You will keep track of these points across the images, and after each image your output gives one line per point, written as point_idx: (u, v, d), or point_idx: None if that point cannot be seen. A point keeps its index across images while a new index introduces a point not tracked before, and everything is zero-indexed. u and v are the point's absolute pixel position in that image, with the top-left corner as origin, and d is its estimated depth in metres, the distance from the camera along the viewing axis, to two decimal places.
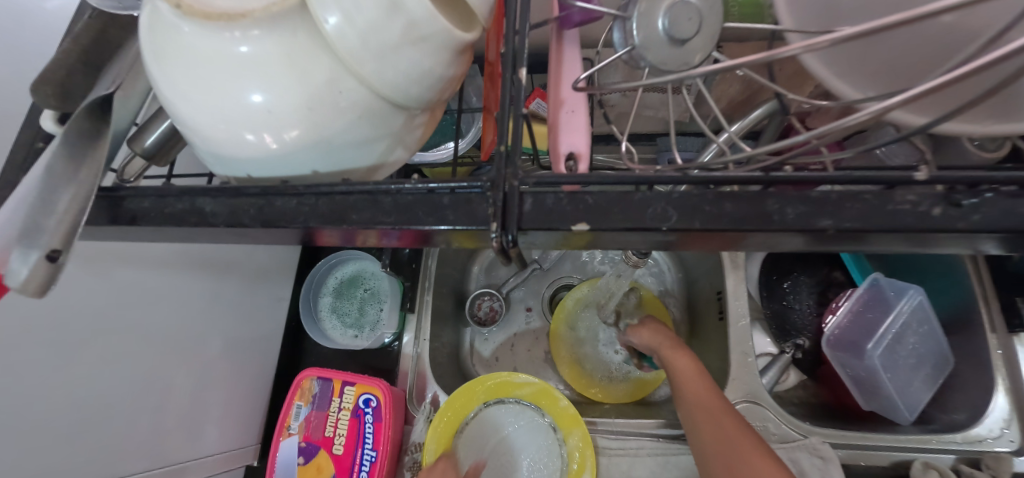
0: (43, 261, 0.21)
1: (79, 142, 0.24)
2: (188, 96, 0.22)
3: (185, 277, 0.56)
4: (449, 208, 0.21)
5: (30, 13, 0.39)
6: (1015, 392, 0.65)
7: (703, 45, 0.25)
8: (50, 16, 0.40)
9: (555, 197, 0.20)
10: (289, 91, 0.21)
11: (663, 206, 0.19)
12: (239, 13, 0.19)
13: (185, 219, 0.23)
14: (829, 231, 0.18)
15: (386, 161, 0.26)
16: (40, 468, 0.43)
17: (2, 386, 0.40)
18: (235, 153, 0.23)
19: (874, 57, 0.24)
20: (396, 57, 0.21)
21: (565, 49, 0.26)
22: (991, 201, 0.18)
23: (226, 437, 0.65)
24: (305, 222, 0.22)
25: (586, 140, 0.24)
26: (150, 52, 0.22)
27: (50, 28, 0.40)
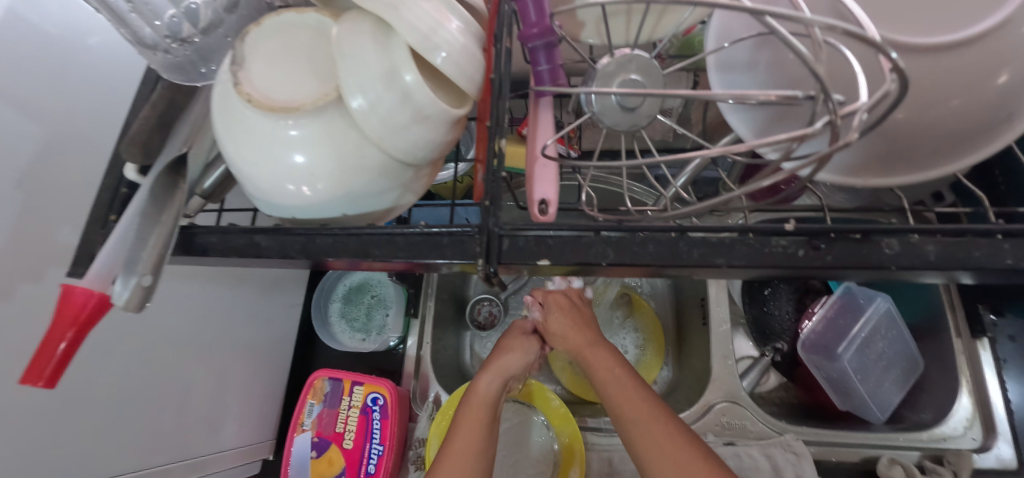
0: (138, 284, 0.29)
1: (161, 192, 0.32)
2: (249, 160, 0.29)
3: (212, 287, 0.63)
4: (447, 246, 0.27)
5: (75, 51, 0.45)
6: (977, 394, 0.71)
7: (649, 111, 0.31)
8: (91, 52, 0.47)
9: (526, 239, 0.26)
10: (326, 158, 0.28)
11: (603, 247, 0.25)
12: (294, 107, 0.27)
13: (246, 252, 0.31)
14: (723, 266, 0.25)
15: (399, 204, 0.33)
16: (92, 455, 0.50)
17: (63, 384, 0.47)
18: (280, 201, 0.30)
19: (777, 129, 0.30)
20: (407, 132, 0.27)
21: (541, 114, 0.33)
22: (842, 245, 0.24)
23: (243, 432, 0.72)
24: (341, 256, 0.29)
25: (555, 189, 0.31)
26: (221, 127, 0.29)
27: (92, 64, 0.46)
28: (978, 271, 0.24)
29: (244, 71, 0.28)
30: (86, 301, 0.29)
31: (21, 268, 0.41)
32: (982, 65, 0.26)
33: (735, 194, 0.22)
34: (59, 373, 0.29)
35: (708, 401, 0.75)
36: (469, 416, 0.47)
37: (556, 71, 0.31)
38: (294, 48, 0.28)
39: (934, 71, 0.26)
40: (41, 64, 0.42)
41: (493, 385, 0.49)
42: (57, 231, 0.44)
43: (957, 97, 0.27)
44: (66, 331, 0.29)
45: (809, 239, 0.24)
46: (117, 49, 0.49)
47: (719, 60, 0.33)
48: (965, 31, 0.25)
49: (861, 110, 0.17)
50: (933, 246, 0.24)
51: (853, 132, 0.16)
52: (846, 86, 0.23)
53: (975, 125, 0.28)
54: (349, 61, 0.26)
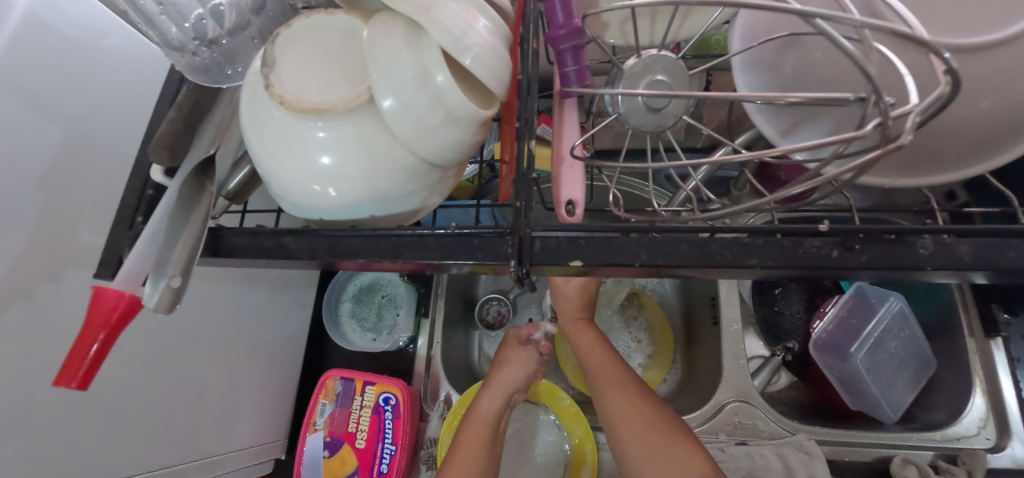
0: (169, 285, 0.30)
1: (190, 194, 0.32)
2: (282, 162, 0.29)
3: (226, 287, 0.63)
4: (478, 247, 0.27)
5: (93, 53, 0.45)
6: (991, 393, 0.70)
7: (676, 111, 0.31)
8: (108, 53, 0.47)
9: (557, 240, 0.26)
10: (358, 160, 0.28)
11: (635, 248, 0.25)
12: (326, 109, 0.27)
13: (273, 253, 0.31)
14: (756, 267, 0.25)
15: (425, 205, 0.33)
16: (111, 454, 0.50)
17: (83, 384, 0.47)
18: (309, 202, 0.30)
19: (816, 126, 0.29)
20: (437, 133, 0.27)
21: (566, 114, 0.32)
22: (877, 245, 0.24)
23: (257, 431, 0.72)
24: (370, 257, 0.29)
25: (581, 190, 0.31)
26: (251, 129, 0.29)
27: (109, 64, 0.46)
28: (1012, 272, 0.23)
29: (275, 72, 0.27)
30: (117, 301, 0.29)
31: (41, 269, 0.41)
32: (1017, 65, 0.25)
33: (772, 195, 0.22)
34: (93, 373, 0.29)
35: (719, 400, 0.75)
36: (472, 432, 0.53)
37: (583, 72, 0.31)
38: (324, 48, 0.28)
39: (969, 71, 0.26)
40: (62, 68, 0.43)
41: (492, 401, 0.55)
42: (75, 232, 0.44)
43: (988, 97, 0.26)
44: (98, 332, 0.29)
45: (843, 240, 0.24)
46: (134, 48, 0.50)
47: (744, 60, 0.33)
48: (995, 33, 0.24)
49: (912, 111, 0.17)
50: (967, 247, 0.24)
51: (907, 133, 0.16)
52: (898, 90, 0.23)
53: (1006, 125, 0.28)
54: (381, 63, 0.26)
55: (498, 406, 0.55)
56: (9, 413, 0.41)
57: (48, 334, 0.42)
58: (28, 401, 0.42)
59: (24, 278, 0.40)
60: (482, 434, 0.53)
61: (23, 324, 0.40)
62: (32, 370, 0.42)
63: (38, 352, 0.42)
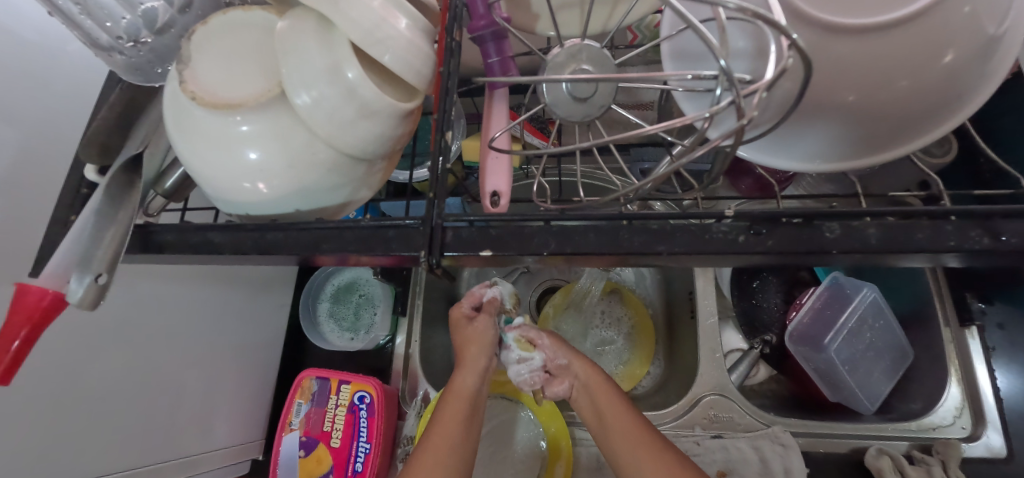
0: (92, 281, 0.30)
1: (119, 190, 0.32)
2: (203, 157, 0.29)
3: (196, 288, 0.63)
4: (393, 239, 0.27)
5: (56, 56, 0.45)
6: (966, 382, 0.70)
7: (602, 100, 0.31)
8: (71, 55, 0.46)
9: (468, 230, 0.26)
10: (276, 154, 0.28)
11: (545, 238, 0.25)
12: (237, 104, 0.27)
13: (200, 249, 0.31)
14: (664, 253, 0.24)
15: (353, 199, 0.33)
16: (75, 457, 0.50)
17: (44, 386, 0.47)
18: (235, 197, 0.30)
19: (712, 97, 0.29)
20: (352, 127, 0.27)
21: (494, 105, 0.33)
22: (784, 230, 0.24)
23: (232, 432, 0.72)
24: (291, 250, 0.29)
25: (506, 180, 0.31)
26: (173, 125, 0.29)
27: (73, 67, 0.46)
28: (920, 253, 0.23)
29: (190, 68, 0.27)
30: (41, 298, 0.29)
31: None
32: (928, 43, 0.25)
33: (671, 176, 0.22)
34: (14, 368, 0.29)
35: (695, 394, 0.75)
36: (448, 412, 0.45)
37: (507, 62, 0.31)
38: (240, 44, 0.28)
39: (876, 51, 0.26)
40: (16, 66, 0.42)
41: (470, 377, 0.48)
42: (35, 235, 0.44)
43: (905, 77, 0.26)
44: (20, 328, 0.29)
45: (751, 225, 0.24)
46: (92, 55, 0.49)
47: (672, 49, 0.33)
48: (906, 8, 0.24)
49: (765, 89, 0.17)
50: (875, 230, 0.24)
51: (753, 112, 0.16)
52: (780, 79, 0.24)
53: (927, 107, 0.28)
54: (291, 57, 0.26)
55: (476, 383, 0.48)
56: None
57: None
58: None
59: None
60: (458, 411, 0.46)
61: None
62: None
63: None
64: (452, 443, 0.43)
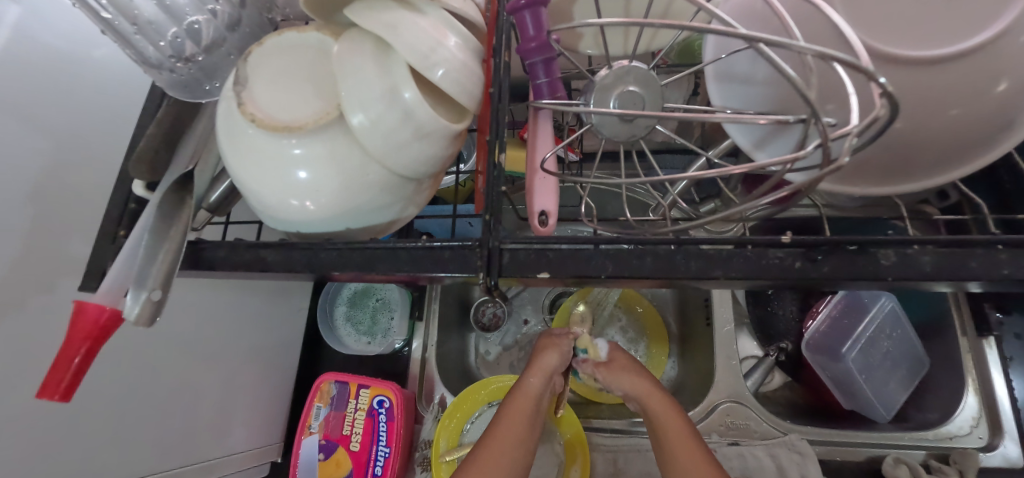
0: (149, 299, 0.30)
1: (170, 208, 0.32)
2: (258, 177, 0.29)
3: (218, 294, 0.63)
4: (449, 259, 0.28)
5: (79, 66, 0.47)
6: (984, 393, 0.70)
7: (647, 122, 0.32)
8: (95, 64, 0.49)
9: (525, 252, 0.27)
10: (330, 175, 0.28)
11: (602, 261, 0.26)
12: (296, 126, 0.27)
13: (253, 266, 0.31)
14: (721, 278, 0.25)
15: (401, 216, 0.33)
16: (99, 464, 0.50)
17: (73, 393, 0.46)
18: (287, 216, 0.30)
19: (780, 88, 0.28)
20: (408, 148, 0.28)
21: (540, 125, 0.33)
22: (838, 256, 0.25)
23: (252, 437, 0.73)
24: (345, 270, 0.29)
25: (554, 200, 0.31)
26: (228, 145, 0.30)
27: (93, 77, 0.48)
28: (975, 282, 0.24)
29: (247, 90, 0.28)
30: (99, 314, 0.30)
31: (24, 280, 0.42)
32: (979, 76, 0.26)
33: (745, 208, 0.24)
34: (74, 386, 0.29)
35: (712, 401, 0.75)
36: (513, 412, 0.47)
37: (555, 83, 0.31)
38: (296, 66, 0.28)
39: (930, 83, 0.26)
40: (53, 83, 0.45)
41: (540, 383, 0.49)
42: (62, 244, 0.45)
43: (956, 106, 0.26)
44: (79, 345, 0.29)
45: (807, 251, 0.25)
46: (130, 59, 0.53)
47: (717, 71, 0.33)
48: (958, 44, 0.25)
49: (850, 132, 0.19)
50: (929, 257, 0.24)
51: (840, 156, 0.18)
52: (841, 107, 0.25)
53: (977, 133, 0.28)
54: (350, 81, 0.26)
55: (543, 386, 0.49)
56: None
57: (30, 342, 0.43)
58: (16, 413, 0.42)
59: (9, 291, 0.41)
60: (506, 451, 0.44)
61: (9, 336, 0.41)
62: (19, 380, 0.42)
63: (23, 361, 0.42)
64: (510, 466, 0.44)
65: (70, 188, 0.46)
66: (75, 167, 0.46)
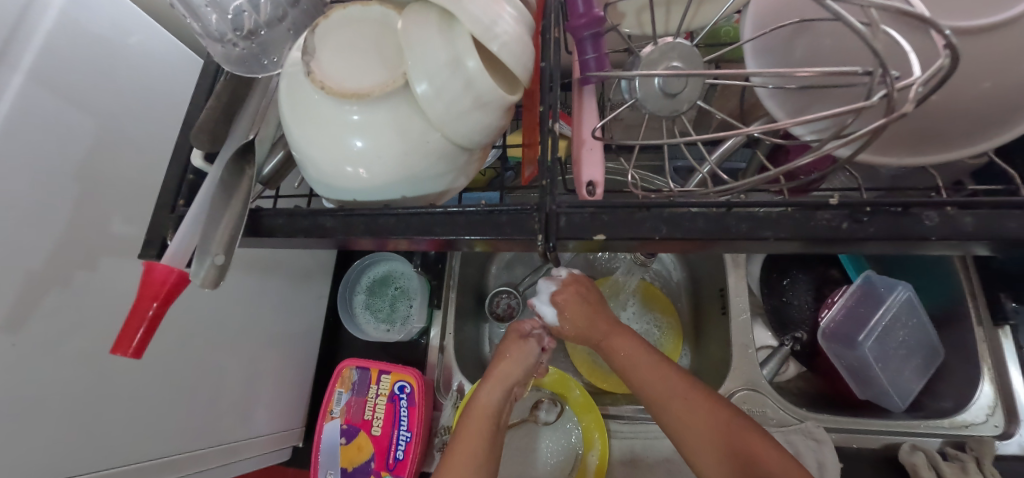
0: (213, 263, 0.32)
1: (230, 178, 0.34)
2: (322, 144, 0.30)
3: (246, 278, 0.64)
4: (506, 223, 0.30)
5: (120, 49, 0.49)
6: (999, 381, 0.71)
7: (691, 96, 0.33)
8: (133, 49, 0.50)
9: (581, 216, 0.28)
10: (392, 142, 0.30)
11: (656, 223, 0.27)
12: (363, 94, 0.28)
13: (312, 233, 0.33)
14: (770, 238, 0.27)
15: (451, 187, 0.34)
16: (136, 438, 0.51)
17: (113, 369, 0.48)
18: (347, 184, 0.32)
19: (826, 58, 0.29)
20: (468, 116, 0.29)
21: (585, 99, 0.34)
22: (882, 217, 0.26)
23: (275, 419, 0.75)
24: (405, 234, 0.31)
25: (601, 171, 0.33)
26: (292, 115, 0.31)
27: (132, 60, 0.50)
28: (1011, 242, 0.25)
29: (316, 60, 0.29)
30: (167, 275, 0.31)
31: (73, 256, 0.44)
32: (1012, 49, 0.27)
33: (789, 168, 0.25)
34: (145, 344, 0.30)
35: (728, 389, 0.76)
36: (471, 424, 0.54)
37: (602, 59, 0.32)
38: (362, 37, 0.30)
39: (964, 54, 0.27)
40: (101, 61, 0.47)
41: (491, 394, 0.56)
42: (108, 221, 0.47)
43: (990, 79, 0.28)
44: (151, 304, 0.31)
45: (853, 213, 0.26)
46: (168, 39, 0.55)
47: (756, 47, 0.34)
48: (993, 16, 0.26)
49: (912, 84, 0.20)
50: (970, 219, 0.26)
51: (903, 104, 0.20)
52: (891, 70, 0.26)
53: (1005, 107, 0.29)
54: (416, 50, 0.28)
55: (496, 398, 0.56)
56: (49, 392, 0.42)
57: (83, 317, 0.45)
58: (65, 384, 0.44)
59: (58, 265, 0.42)
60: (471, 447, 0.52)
61: (61, 309, 0.43)
62: (74, 353, 0.44)
63: (77, 335, 0.44)
64: (475, 457, 0.51)
65: (112, 166, 0.47)
66: (115, 145, 0.48)
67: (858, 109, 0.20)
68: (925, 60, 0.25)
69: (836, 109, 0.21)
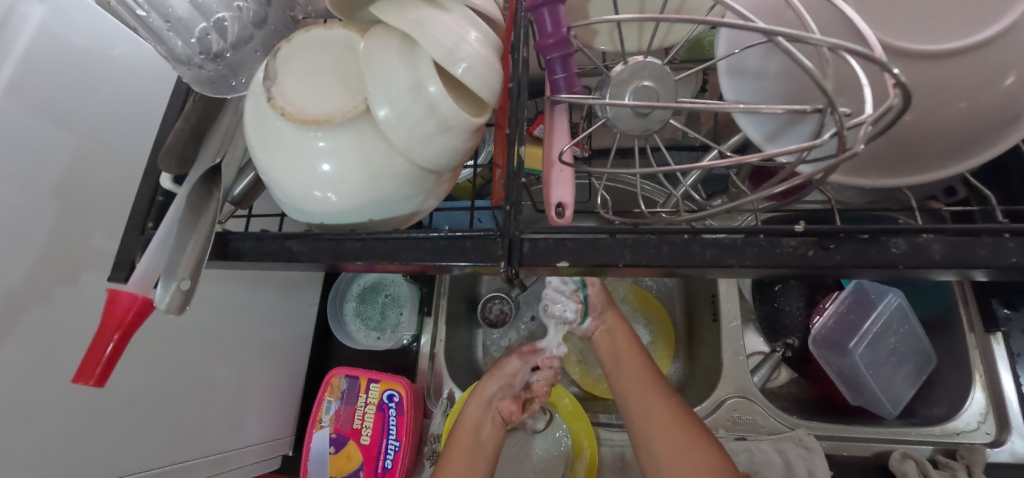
0: (177, 287, 0.31)
1: (198, 201, 0.34)
2: (286, 168, 0.30)
3: (231, 289, 0.63)
4: (471, 248, 0.29)
5: (104, 63, 0.48)
6: (991, 388, 0.70)
7: (662, 116, 0.32)
8: (117, 61, 0.50)
9: (545, 242, 0.28)
10: (356, 167, 0.29)
11: (620, 250, 0.27)
12: (325, 120, 0.28)
13: (280, 256, 0.33)
14: (735, 266, 0.26)
15: (421, 209, 0.34)
16: (120, 455, 0.50)
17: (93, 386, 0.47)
18: (314, 208, 0.32)
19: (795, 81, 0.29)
20: (431, 141, 0.29)
21: (557, 119, 0.34)
22: (848, 245, 0.26)
23: (264, 430, 0.74)
24: (370, 259, 0.31)
25: (571, 193, 0.32)
26: (256, 139, 0.31)
27: (115, 73, 0.49)
28: (984, 269, 0.25)
29: (278, 86, 0.29)
30: (131, 304, 0.31)
31: (52, 274, 0.43)
32: (987, 69, 0.26)
33: (752, 196, 0.25)
34: (109, 372, 0.30)
35: (719, 396, 0.75)
36: (458, 439, 0.58)
37: (572, 78, 0.32)
38: (324, 63, 0.30)
39: (939, 74, 0.27)
40: (81, 74, 0.46)
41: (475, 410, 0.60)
42: (90, 236, 0.46)
43: (964, 99, 0.27)
44: (113, 332, 0.30)
45: (820, 240, 0.26)
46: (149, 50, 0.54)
47: (729, 67, 0.34)
48: (968, 37, 0.25)
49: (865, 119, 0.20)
50: (939, 246, 0.25)
51: (855, 141, 0.20)
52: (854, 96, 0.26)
53: (982, 127, 0.29)
54: (377, 76, 0.28)
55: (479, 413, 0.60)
56: (27, 412, 0.42)
57: (63, 334, 0.44)
58: (44, 403, 0.43)
59: (35, 284, 0.42)
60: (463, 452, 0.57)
61: (39, 328, 0.42)
62: (52, 371, 0.43)
63: (55, 352, 0.44)
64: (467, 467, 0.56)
65: (92, 180, 0.47)
66: (96, 158, 0.47)
67: (808, 145, 0.20)
68: (877, 95, 0.25)
69: (790, 145, 0.21)
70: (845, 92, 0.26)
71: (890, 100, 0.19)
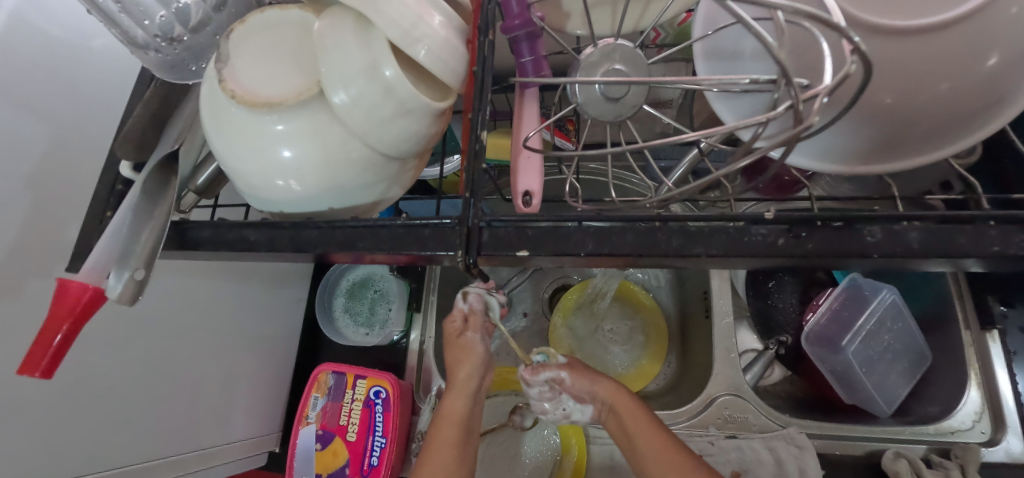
0: (130, 276, 0.30)
1: (155, 188, 0.33)
2: (240, 153, 0.29)
3: (215, 284, 0.62)
4: (429, 238, 0.28)
5: (82, 56, 0.46)
6: (987, 386, 0.69)
7: (634, 101, 0.31)
8: (96, 54, 0.48)
9: (505, 231, 0.27)
10: (311, 153, 0.28)
11: (583, 238, 0.26)
12: (276, 103, 0.27)
13: (238, 246, 0.32)
14: (702, 255, 0.25)
15: (385, 197, 0.33)
16: (94, 452, 0.49)
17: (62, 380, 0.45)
18: (272, 195, 0.30)
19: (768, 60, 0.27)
20: (388, 126, 0.28)
21: (526, 105, 0.33)
22: (820, 233, 0.25)
23: (250, 425, 0.73)
24: (327, 248, 0.30)
25: (539, 180, 0.31)
26: (212, 123, 0.30)
27: (95, 67, 0.47)
28: (966, 259, 0.23)
29: (229, 67, 0.28)
30: (81, 294, 0.30)
31: (22, 264, 0.41)
32: (966, 48, 0.25)
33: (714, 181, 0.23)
34: (54, 364, 0.30)
35: (710, 394, 0.74)
36: (440, 435, 0.46)
37: (540, 62, 0.31)
38: (279, 44, 0.29)
39: (913, 54, 0.26)
40: (59, 65, 0.44)
41: (459, 400, 0.48)
42: (65, 228, 0.45)
43: (945, 80, 0.26)
44: (62, 322, 0.30)
45: (791, 228, 0.25)
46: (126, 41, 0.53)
47: (705, 48, 0.32)
48: (941, 14, 0.24)
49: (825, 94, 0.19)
50: (917, 234, 0.24)
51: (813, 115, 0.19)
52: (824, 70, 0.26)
53: (969, 110, 0.27)
54: (329, 57, 0.26)
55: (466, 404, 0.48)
56: None
57: (30, 327, 0.42)
58: (9, 398, 0.41)
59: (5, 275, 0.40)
60: (449, 437, 0.46)
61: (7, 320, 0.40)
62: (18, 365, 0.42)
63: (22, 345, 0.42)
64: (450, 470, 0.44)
65: (66, 170, 0.45)
66: (71, 148, 0.45)
67: (766, 120, 0.19)
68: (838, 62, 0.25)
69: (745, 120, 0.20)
70: (812, 69, 0.25)
71: (853, 71, 0.18)
